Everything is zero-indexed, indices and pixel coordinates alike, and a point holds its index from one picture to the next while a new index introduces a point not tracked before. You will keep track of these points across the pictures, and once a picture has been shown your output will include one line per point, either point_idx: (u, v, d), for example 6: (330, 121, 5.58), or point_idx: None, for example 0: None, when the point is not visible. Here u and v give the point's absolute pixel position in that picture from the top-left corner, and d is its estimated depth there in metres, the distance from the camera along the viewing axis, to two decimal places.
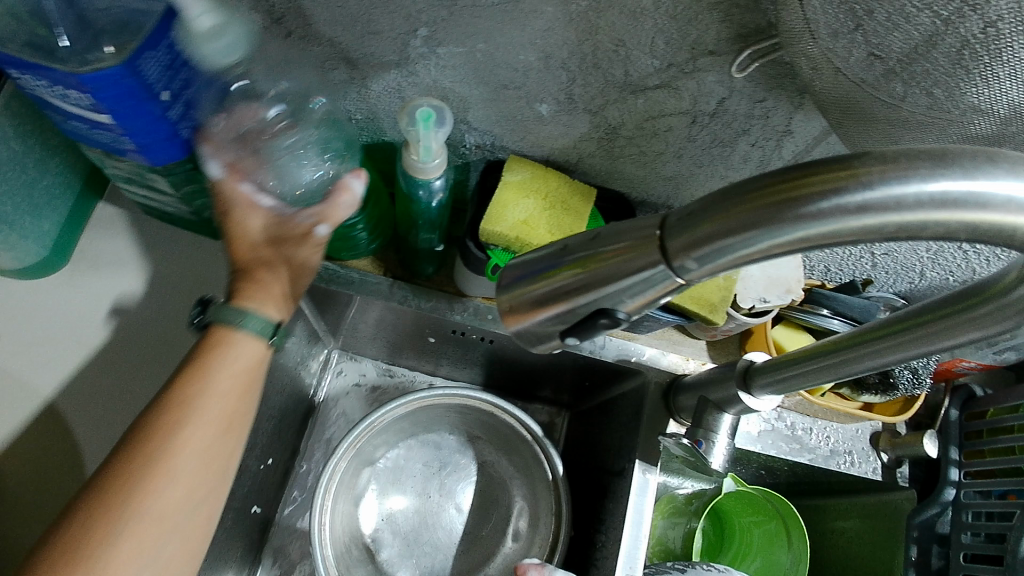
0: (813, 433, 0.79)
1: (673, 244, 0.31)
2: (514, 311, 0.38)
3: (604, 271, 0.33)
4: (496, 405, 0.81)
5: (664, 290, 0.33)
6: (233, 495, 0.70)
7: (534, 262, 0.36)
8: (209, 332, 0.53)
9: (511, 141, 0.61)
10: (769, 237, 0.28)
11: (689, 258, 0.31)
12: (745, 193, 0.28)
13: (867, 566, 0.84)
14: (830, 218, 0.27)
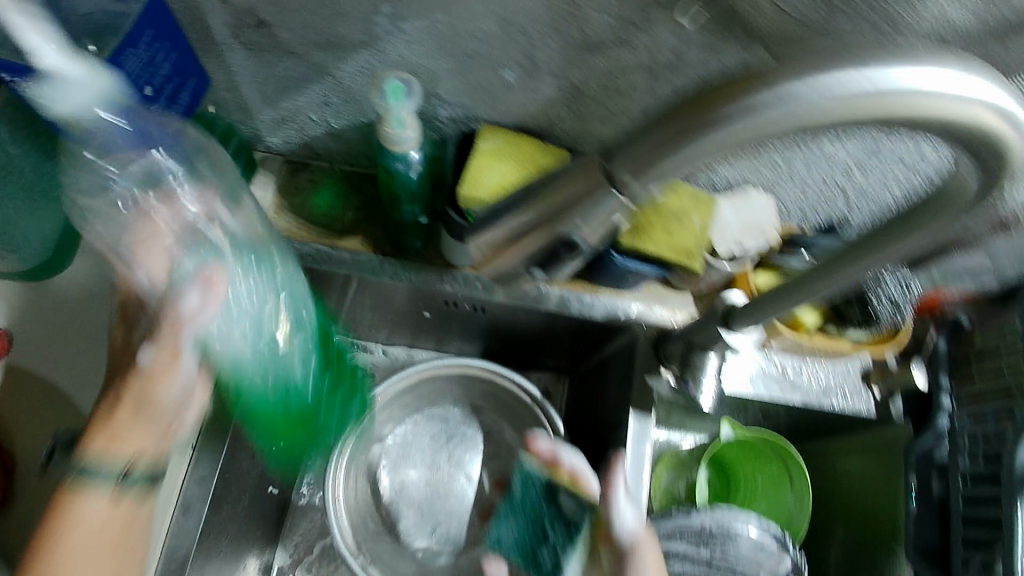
0: (803, 373, 0.81)
1: (618, 167, 0.34)
2: (487, 253, 0.41)
3: (562, 205, 0.36)
4: (493, 371, 0.85)
5: (616, 213, 0.37)
6: (249, 475, 0.73)
7: (497, 205, 0.39)
8: (61, 486, 0.54)
9: (483, 111, 0.64)
10: (702, 143, 0.32)
11: (634, 177, 0.34)
12: (669, 113, 0.32)
13: (866, 499, 0.88)
14: (755, 118, 0.31)
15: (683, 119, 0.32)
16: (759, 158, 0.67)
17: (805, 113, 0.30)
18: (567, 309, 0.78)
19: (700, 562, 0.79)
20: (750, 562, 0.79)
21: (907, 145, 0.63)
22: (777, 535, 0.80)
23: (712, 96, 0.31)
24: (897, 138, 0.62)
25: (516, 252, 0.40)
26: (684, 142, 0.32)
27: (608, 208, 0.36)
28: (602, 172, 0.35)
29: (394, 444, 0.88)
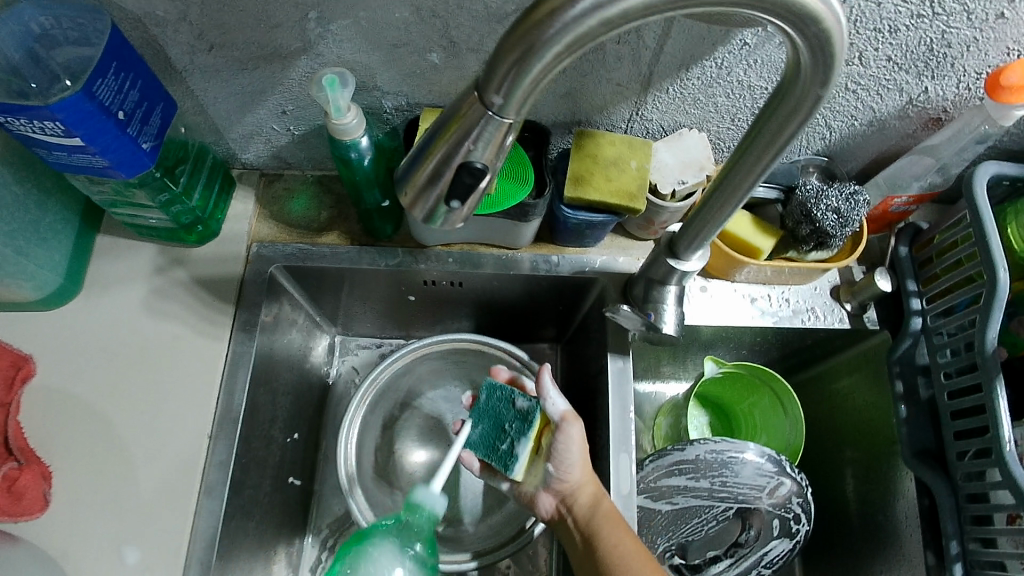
0: (772, 298, 0.86)
1: (487, 89, 0.40)
2: (413, 196, 0.47)
3: (460, 132, 0.42)
4: (481, 341, 0.90)
5: (504, 131, 0.43)
6: (267, 463, 0.79)
7: (415, 149, 0.46)
8: None
9: (422, 96, 0.71)
10: (544, 51, 0.37)
11: (499, 95, 0.40)
12: (511, 33, 0.38)
13: (863, 415, 0.90)
14: (581, 18, 0.36)
15: (521, 35, 0.37)
16: (671, 97, 0.73)
17: (619, 9, 0.35)
18: (537, 271, 0.82)
19: (703, 493, 0.82)
20: (750, 486, 0.82)
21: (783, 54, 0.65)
22: (774, 458, 0.81)
23: (537, 12, 0.36)
24: (767, 45, 0.64)
25: (435, 185, 0.45)
26: (530, 54, 0.37)
27: (495, 125, 0.42)
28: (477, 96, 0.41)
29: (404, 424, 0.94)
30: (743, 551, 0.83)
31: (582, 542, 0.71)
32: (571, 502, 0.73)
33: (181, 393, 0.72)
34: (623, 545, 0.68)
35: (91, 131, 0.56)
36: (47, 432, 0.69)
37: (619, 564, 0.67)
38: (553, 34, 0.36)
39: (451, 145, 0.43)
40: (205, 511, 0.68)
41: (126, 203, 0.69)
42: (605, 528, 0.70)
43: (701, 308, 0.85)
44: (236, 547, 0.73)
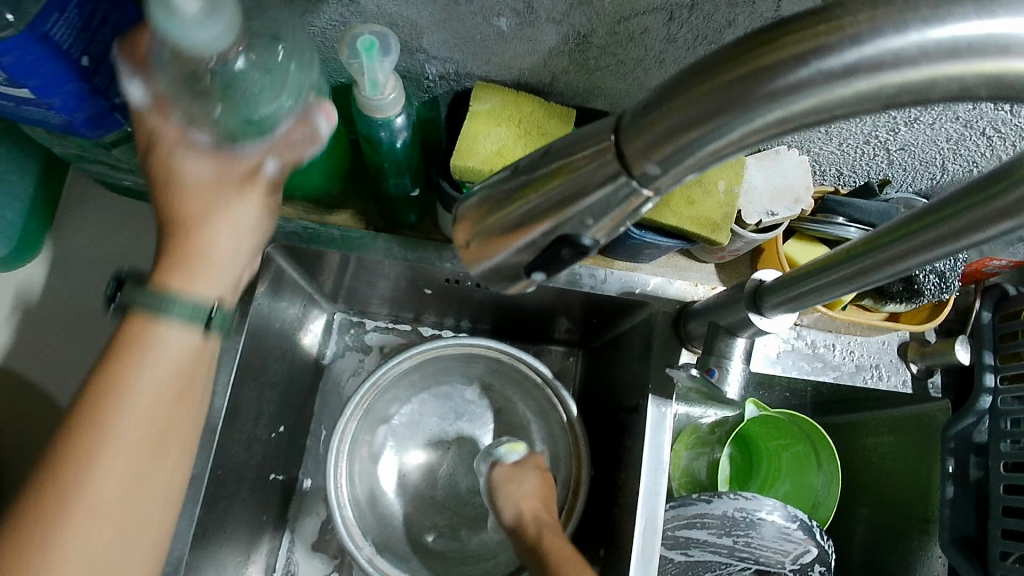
0: (835, 348, 0.77)
1: (632, 148, 0.28)
2: (474, 248, 0.34)
3: (573, 185, 0.30)
4: (505, 351, 0.78)
5: (630, 208, 0.30)
6: (246, 467, 0.69)
7: (495, 192, 0.33)
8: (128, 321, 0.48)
9: (476, 67, 0.56)
10: (743, 122, 0.25)
11: (650, 163, 0.28)
12: (705, 74, 0.25)
13: (898, 481, 0.83)
14: (812, 88, 0.23)
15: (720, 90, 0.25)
16: None
17: (897, 79, 0.22)
18: (576, 286, 0.71)
19: (723, 550, 0.75)
20: (773, 549, 0.75)
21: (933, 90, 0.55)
22: (805, 523, 0.75)
23: (763, 54, 0.24)
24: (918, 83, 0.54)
25: (515, 246, 0.33)
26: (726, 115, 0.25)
27: (628, 199, 0.30)
28: (612, 150, 0.29)
29: (400, 420, 0.83)
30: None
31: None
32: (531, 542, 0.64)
33: None
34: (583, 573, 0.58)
35: (44, 81, 0.44)
36: None
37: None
38: (782, 92, 0.24)
39: (554, 205, 0.30)
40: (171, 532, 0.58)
41: (98, 160, 0.57)
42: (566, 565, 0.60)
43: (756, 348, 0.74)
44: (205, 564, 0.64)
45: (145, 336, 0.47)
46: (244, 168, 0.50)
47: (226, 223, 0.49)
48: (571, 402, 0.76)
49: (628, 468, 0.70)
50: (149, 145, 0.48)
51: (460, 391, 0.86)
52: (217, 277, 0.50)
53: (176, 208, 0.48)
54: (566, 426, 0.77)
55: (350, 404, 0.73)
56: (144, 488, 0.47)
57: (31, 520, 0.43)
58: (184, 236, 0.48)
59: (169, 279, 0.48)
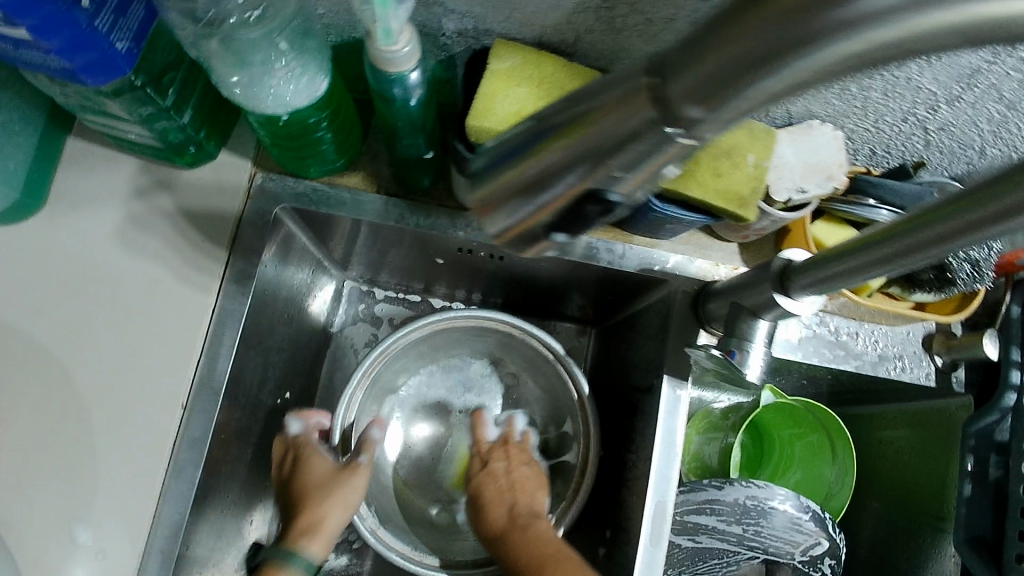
0: (859, 337, 0.74)
1: (679, 85, 0.25)
2: (488, 207, 0.32)
3: (625, 124, 0.27)
4: (517, 325, 0.76)
5: (664, 160, 0.28)
6: (251, 432, 0.67)
7: (510, 143, 0.30)
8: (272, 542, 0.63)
9: (495, 22, 0.53)
10: (798, 61, 0.22)
11: (695, 106, 0.25)
12: (757, 4, 0.22)
13: (914, 476, 0.81)
14: (882, 20, 0.21)
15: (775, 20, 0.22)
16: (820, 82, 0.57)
17: (981, 8, 0.20)
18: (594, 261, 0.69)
19: (731, 538, 0.73)
20: (783, 540, 0.73)
21: (985, 63, 0.52)
22: (817, 515, 0.73)
23: None
24: (969, 54, 0.51)
25: (532, 203, 0.30)
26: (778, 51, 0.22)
27: (671, 147, 0.27)
28: (649, 94, 0.26)
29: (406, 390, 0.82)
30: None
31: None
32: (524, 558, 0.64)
33: (153, 352, 0.58)
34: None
35: (42, 21, 0.41)
36: None
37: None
38: (843, 26, 0.21)
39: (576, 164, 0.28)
40: (171, 496, 0.56)
41: (102, 113, 0.54)
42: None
43: (776, 332, 0.72)
44: (208, 532, 0.62)
45: None
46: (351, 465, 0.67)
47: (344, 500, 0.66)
48: (584, 380, 0.74)
49: (639, 450, 0.68)
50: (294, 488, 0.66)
51: (469, 363, 0.84)
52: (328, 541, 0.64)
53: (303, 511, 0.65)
54: (577, 404, 0.74)
55: (355, 373, 0.71)
56: None
57: None
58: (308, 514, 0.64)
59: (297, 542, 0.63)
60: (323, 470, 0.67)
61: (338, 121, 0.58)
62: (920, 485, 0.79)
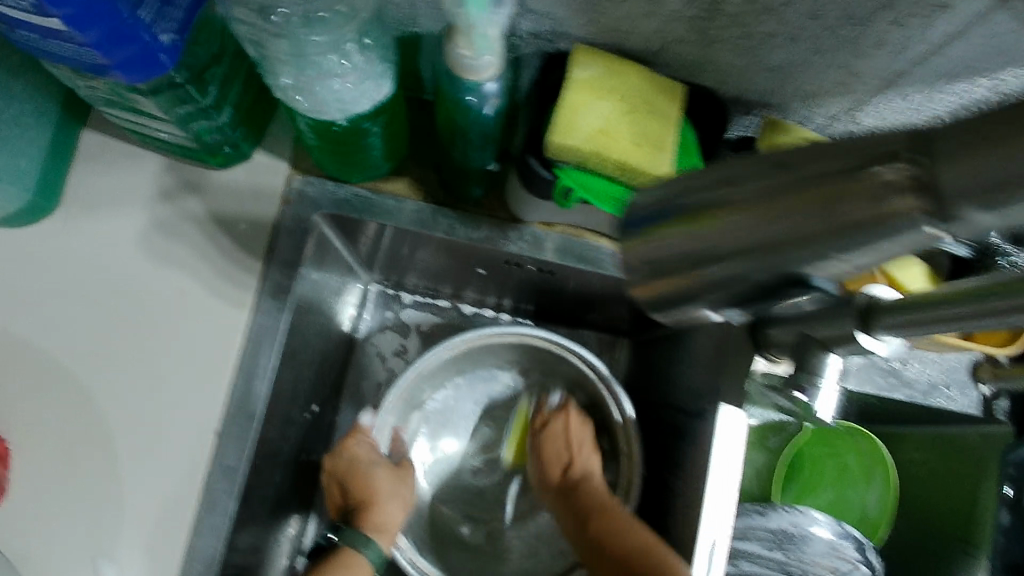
0: (912, 366, 0.73)
1: (953, 181, 0.22)
2: (647, 285, 0.33)
3: (811, 213, 0.26)
4: (556, 342, 0.71)
5: (908, 244, 0.25)
6: (280, 452, 0.63)
7: (646, 207, 0.31)
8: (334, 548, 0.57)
9: (577, 27, 0.49)
10: None
11: (973, 206, 0.22)
12: None
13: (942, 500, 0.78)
14: None
15: None
16: (908, 104, 0.54)
17: None
18: None
19: (772, 564, 0.70)
20: (824, 566, 0.70)
21: None
22: (857, 542, 0.72)
23: None
24: None
25: (678, 278, 0.32)
26: None
27: (916, 235, 0.24)
28: (914, 177, 0.23)
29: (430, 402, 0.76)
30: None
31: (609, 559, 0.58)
32: (584, 518, 0.63)
33: (183, 373, 0.53)
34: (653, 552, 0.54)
35: (79, 11, 0.36)
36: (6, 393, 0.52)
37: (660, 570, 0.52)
38: None
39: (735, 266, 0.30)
40: (203, 530, 0.51)
41: (128, 109, 0.48)
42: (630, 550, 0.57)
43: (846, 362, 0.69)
44: (234, 562, 0.58)
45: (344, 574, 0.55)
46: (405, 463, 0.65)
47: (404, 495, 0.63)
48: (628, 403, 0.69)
49: (688, 480, 0.64)
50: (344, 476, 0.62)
51: (497, 373, 0.78)
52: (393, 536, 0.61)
53: (360, 500, 0.61)
54: (619, 428, 0.70)
55: (390, 393, 0.63)
56: None
57: None
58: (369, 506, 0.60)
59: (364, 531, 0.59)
60: (382, 465, 0.63)
61: (391, 126, 0.53)
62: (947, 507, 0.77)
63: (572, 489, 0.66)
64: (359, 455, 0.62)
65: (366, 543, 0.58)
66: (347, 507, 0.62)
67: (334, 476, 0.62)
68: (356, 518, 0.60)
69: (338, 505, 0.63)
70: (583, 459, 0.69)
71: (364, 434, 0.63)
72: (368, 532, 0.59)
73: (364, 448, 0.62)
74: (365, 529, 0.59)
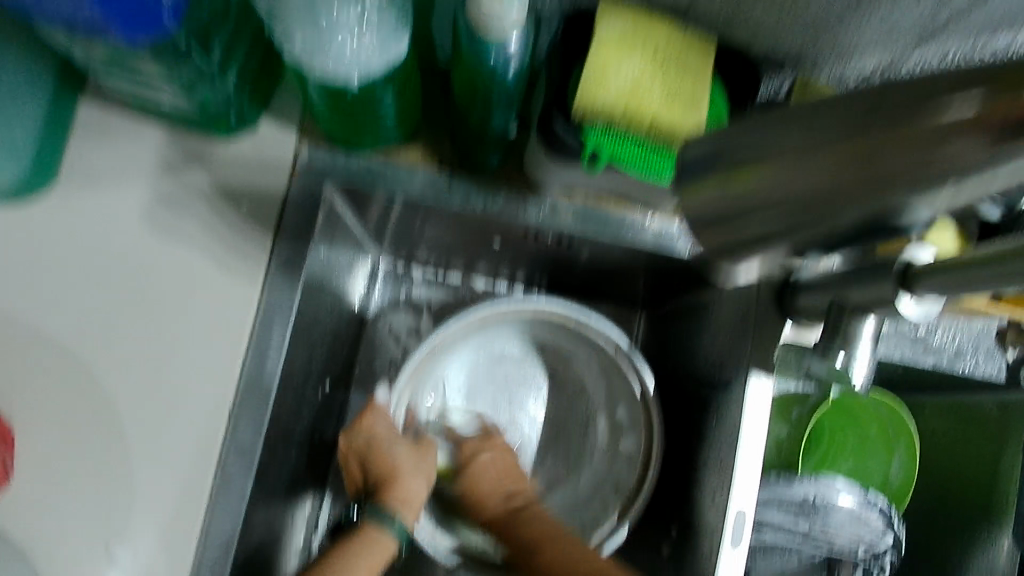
0: (937, 331, 0.72)
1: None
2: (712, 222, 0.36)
3: (852, 171, 0.31)
4: (573, 314, 0.69)
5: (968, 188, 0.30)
6: (295, 430, 0.61)
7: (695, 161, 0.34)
8: (359, 531, 0.56)
9: None
10: None
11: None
12: None
13: (962, 469, 0.81)
14: None
15: None
16: (943, 58, 0.52)
17: None
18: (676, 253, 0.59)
19: (797, 534, 0.70)
20: (848, 536, 0.70)
21: None
22: (884, 512, 0.70)
23: None
24: None
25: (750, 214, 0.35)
26: None
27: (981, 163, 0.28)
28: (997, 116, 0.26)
29: (454, 372, 0.72)
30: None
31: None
32: (529, 557, 0.61)
33: (196, 351, 0.51)
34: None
35: None
36: (9, 378, 0.49)
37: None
38: None
39: (775, 214, 0.35)
40: (220, 509, 0.51)
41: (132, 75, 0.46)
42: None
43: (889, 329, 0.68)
44: (252, 542, 0.56)
45: (371, 550, 0.55)
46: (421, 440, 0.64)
47: (424, 472, 0.61)
48: (648, 374, 0.68)
49: (716, 451, 0.63)
50: (365, 456, 0.61)
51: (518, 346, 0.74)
52: (419, 510, 0.60)
53: (381, 480, 0.60)
54: (639, 401, 0.69)
55: (404, 371, 0.64)
56: None
57: None
58: (390, 487, 0.59)
59: (387, 510, 0.58)
60: (399, 441, 0.62)
61: (406, 91, 0.51)
62: (974, 478, 0.80)
63: (511, 521, 0.63)
64: (378, 433, 0.61)
65: (391, 519, 0.57)
66: (367, 486, 0.61)
67: (353, 455, 0.61)
68: (378, 495, 0.59)
69: (357, 484, 0.61)
70: (519, 488, 0.65)
71: (379, 412, 0.62)
72: (393, 508, 0.58)
73: (384, 425, 0.62)
74: (389, 505, 0.58)
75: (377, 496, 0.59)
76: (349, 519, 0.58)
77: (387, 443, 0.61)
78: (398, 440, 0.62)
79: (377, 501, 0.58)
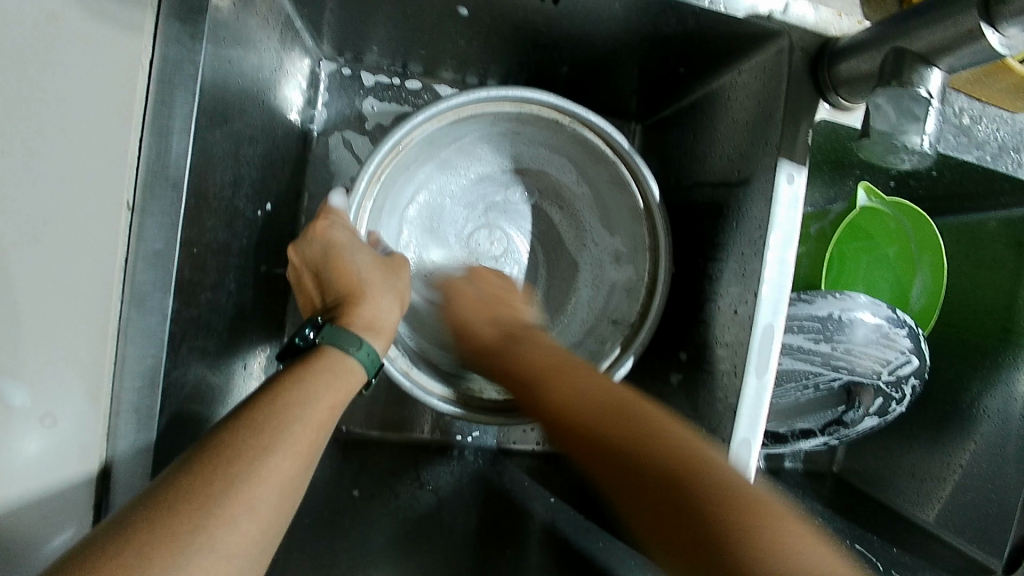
0: (983, 121, 0.61)
1: None
2: None
3: None
4: (563, 108, 0.58)
5: None
6: (230, 250, 0.52)
7: None
8: (316, 348, 0.46)
9: None
10: None
11: None
12: None
13: (965, 292, 0.74)
14: None
15: None
16: None
17: None
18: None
19: (817, 358, 0.63)
20: (872, 360, 0.63)
21: None
22: (913, 331, 0.63)
23: None
24: None
25: None
26: None
27: None
28: None
29: (414, 186, 0.63)
30: (844, 431, 0.70)
31: (625, 493, 0.39)
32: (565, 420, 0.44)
33: (78, 129, 0.37)
34: (728, 503, 0.35)
35: None
36: None
37: (742, 551, 0.32)
38: None
39: None
40: (134, 333, 0.40)
41: None
42: (647, 478, 0.38)
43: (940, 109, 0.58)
44: (189, 379, 0.48)
45: (337, 369, 0.44)
46: (392, 257, 0.56)
47: (396, 291, 0.53)
48: (651, 177, 0.58)
49: (730, 256, 0.55)
50: (326, 261, 0.52)
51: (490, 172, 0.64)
52: (386, 338, 0.50)
53: (344, 289, 0.51)
54: (641, 212, 0.59)
55: (361, 177, 0.55)
56: (256, 488, 0.35)
57: (147, 538, 0.31)
58: (356, 295, 0.50)
59: (352, 322, 0.49)
60: (366, 252, 0.53)
61: None
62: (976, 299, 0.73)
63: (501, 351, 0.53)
64: (335, 241, 0.52)
65: (355, 344, 0.47)
66: (327, 307, 0.52)
67: (307, 266, 0.53)
68: (338, 315, 0.49)
69: (315, 304, 0.53)
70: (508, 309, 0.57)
71: (337, 217, 0.53)
72: (357, 331, 0.48)
73: (343, 233, 0.53)
74: (353, 328, 0.48)
75: (342, 306, 0.50)
76: (304, 340, 0.48)
77: (353, 250, 0.52)
78: (366, 248, 0.54)
79: (339, 310, 0.50)
